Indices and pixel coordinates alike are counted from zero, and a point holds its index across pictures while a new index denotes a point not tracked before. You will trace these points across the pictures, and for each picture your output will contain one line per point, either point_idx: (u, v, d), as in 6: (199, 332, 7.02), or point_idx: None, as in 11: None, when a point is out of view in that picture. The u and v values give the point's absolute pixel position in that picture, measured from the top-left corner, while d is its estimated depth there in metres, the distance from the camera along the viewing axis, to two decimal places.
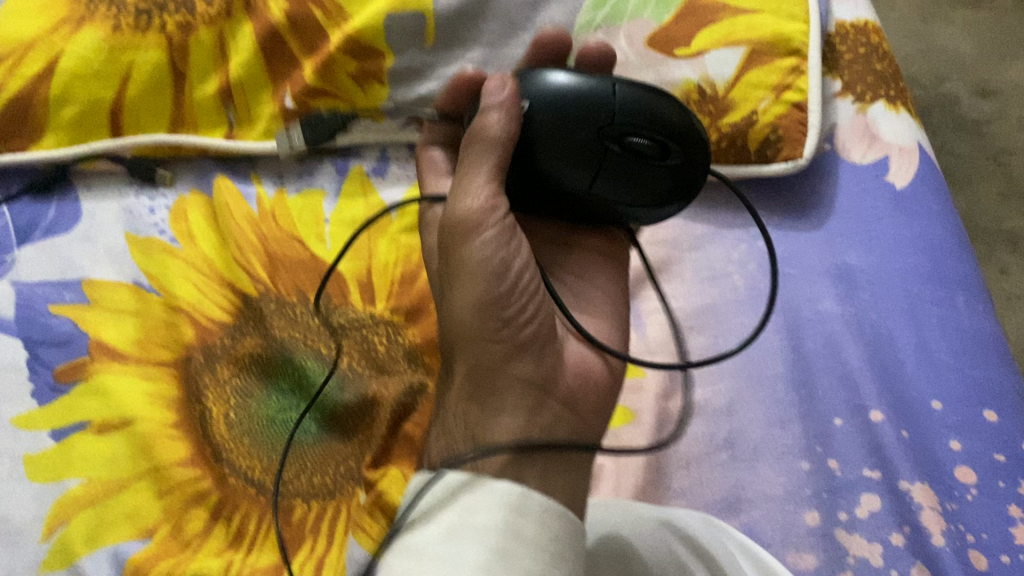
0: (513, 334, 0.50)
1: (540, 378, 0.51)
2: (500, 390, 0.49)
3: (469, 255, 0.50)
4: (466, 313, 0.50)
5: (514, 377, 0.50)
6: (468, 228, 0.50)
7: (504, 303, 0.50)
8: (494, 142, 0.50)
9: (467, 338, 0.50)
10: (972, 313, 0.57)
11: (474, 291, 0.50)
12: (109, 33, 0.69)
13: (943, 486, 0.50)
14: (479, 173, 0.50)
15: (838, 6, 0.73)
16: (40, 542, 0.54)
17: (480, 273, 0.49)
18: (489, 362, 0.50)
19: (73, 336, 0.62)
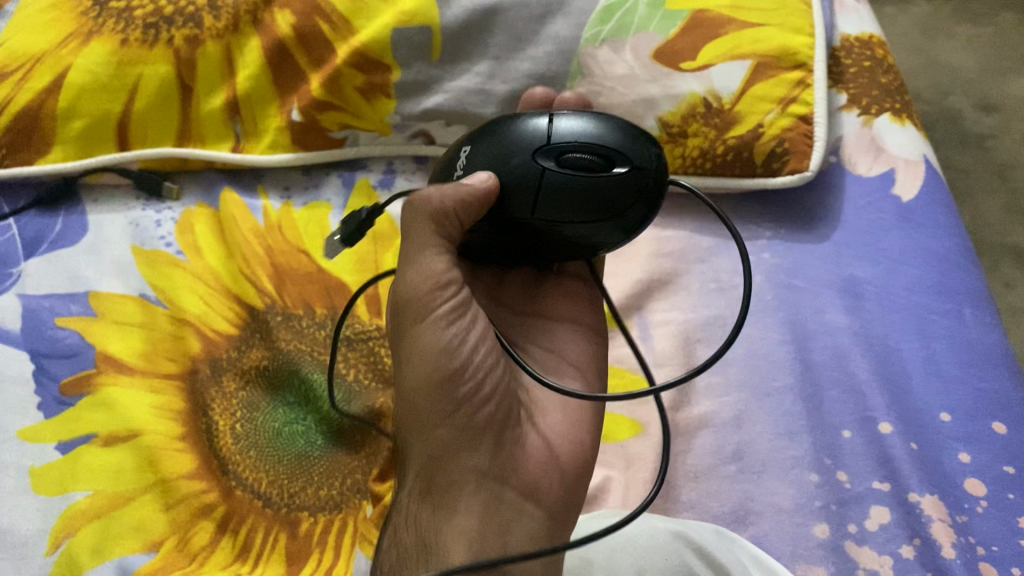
0: (466, 423, 0.48)
1: (494, 470, 0.49)
2: (453, 483, 0.47)
3: (423, 340, 0.47)
4: (416, 404, 0.48)
5: (467, 471, 0.48)
6: (423, 311, 0.47)
7: (458, 392, 0.47)
8: (438, 219, 0.47)
9: (421, 431, 0.48)
10: (981, 325, 0.56)
11: (428, 380, 0.47)
12: (117, 47, 0.69)
13: (953, 498, 0.50)
14: (424, 253, 0.48)
15: (842, 20, 0.73)
16: (45, 555, 0.53)
17: (434, 361, 0.47)
18: (444, 456, 0.47)
19: (79, 349, 0.62)
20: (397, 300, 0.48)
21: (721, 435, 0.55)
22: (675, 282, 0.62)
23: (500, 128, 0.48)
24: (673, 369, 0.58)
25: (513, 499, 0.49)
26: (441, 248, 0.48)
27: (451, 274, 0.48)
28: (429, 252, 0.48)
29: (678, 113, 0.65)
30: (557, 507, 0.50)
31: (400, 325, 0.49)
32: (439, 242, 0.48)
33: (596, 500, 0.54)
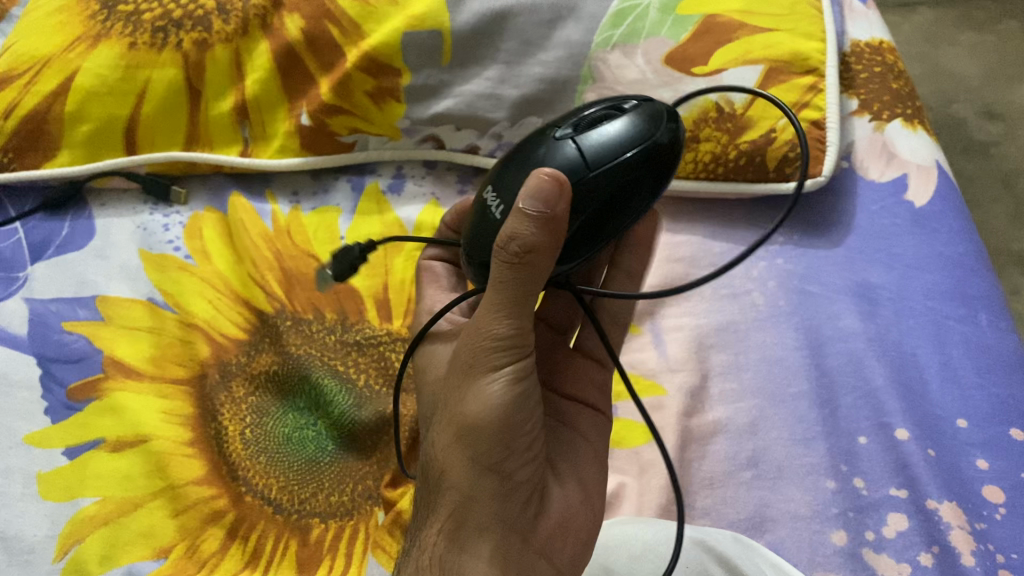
0: (508, 476, 0.45)
1: (525, 529, 0.45)
2: (480, 530, 0.44)
3: (482, 386, 0.44)
4: (461, 443, 0.44)
5: (498, 523, 0.45)
6: (490, 359, 0.43)
7: (509, 444, 0.44)
8: (519, 257, 0.40)
9: (463, 471, 0.45)
10: (996, 331, 0.56)
11: (478, 424, 0.44)
12: (125, 50, 0.69)
13: (971, 505, 0.49)
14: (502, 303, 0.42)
15: (853, 25, 0.73)
16: (53, 561, 0.53)
17: (490, 409, 0.43)
18: (480, 502, 0.44)
19: (87, 354, 0.61)
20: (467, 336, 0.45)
21: (735, 442, 0.54)
22: (687, 287, 0.62)
23: (505, 164, 0.48)
24: (687, 376, 0.57)
25: (537, 562, 0.45)
26: (511, 305, 0.42)
27: (524, 334, 0.43)
28: (513, 305, 0.42)
29: (690, 118, 0.65)
30: (570, 569, 0.47)
31: (461, 364, 0.45)
32: (524, 291, 0.41)
33: (611, 507, 0.53)
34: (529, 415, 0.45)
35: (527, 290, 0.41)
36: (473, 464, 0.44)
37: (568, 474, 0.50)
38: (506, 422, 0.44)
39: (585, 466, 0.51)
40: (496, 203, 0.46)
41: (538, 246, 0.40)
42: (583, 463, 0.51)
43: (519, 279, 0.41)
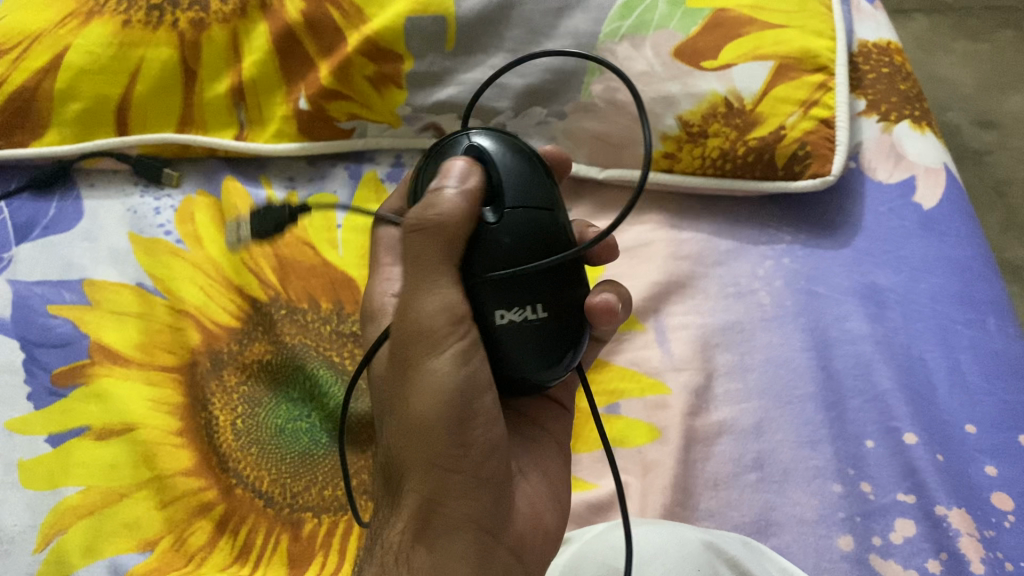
0: (472, 469, 0.43)
1: (490, 523, 0.44)
2: (444, 528, 0.43)
3: (428, 375, 0.41)
4: (413, 441, 0.43)
5: (462, 519, 0.43)
6: (437, 341, 0.41)
7: (466, 434, 0.42)
8: (431, 229, 0.40)
9: (415, 469, 0.43)
10: (1005, 336, 0.55)
11: (431, 416, 0.42)
12: (118, 28, 0.67)
13: (980, 512, 0.48)
14: (431, 279, 0.41)
15: (860, 24, 0.72)
16: (33, 552, 0.51)
17: (440, 401, 0.41)
18: (440, 497, 0.43)
19: (73, 339, 0.59)
20: (402, 321, 0.42)
21: (741, 443, 0.53)
22: (692, 285, 0.61)
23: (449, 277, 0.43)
24: (692, 374, 0.56)
25: (502, 555, 0.45)
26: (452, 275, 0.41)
27: (457, 309, 0.41)
28: (437, 277, 0.41)
29: (698, 112, 0.64)
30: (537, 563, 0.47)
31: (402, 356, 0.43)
32: (440, 262, 0.41)
33: (613, 506, 0.52)
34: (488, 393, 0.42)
35: (439, 258, 0.41)
36: (426, 461, 0.43)
37: (531, 469, 0.50)
38: (461, 407, 0.42)
39: (548, 466, 0.50)
40: (518, 311, 0.41)
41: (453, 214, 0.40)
42: (542, 457, 0.50)
43: (432, 250, 0.41)
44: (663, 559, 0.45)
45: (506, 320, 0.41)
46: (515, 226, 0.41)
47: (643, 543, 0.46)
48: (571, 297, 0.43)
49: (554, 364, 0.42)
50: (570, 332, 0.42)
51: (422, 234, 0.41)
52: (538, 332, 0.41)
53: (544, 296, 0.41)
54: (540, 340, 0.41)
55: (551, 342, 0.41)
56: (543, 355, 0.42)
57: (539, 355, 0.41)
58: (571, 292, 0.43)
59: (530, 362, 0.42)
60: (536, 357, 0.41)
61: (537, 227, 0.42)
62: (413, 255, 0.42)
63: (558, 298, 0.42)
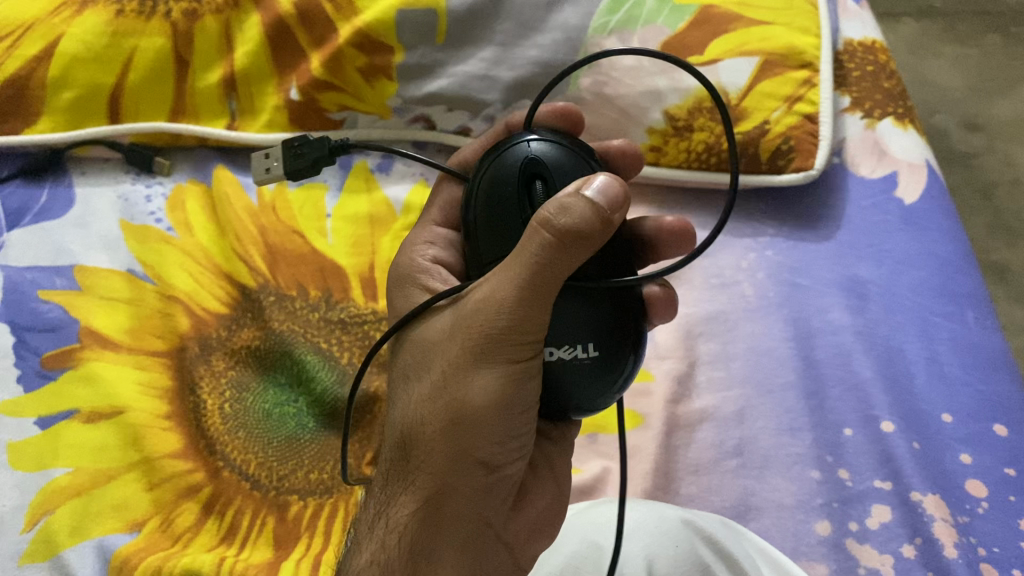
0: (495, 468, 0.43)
1: (498, 521, 0.45)
2: (457, 520, 0.43)
3: (485, 364, 0.41)
4: (455, 430, 0.42)
5: (476, 514, 0.44)
6: (508, 337, 0.40)
7: (505, 435, 0.43)
8: (567, 242, 0.38)
9: (447, 457, 0.43)
10: (982, 328, 0.56)
11: (476, 408, 0.42)
12: (112, 17, 0.68)
13: (954, 498, 0.49)
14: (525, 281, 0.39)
15: (847, 23, 0.73)
16: (21, 532, 0.51)
17: (493, 400, 0.41)
18: (459, 489, 0.43)
19: (63, 323, 0.60)
20: (483, 305, 0.41)
21: (722, 430, 0.54)
22: (678, 276, 0.62)
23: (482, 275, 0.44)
24: (674, 363, 0.57)
25: (503, 555, 0.45)
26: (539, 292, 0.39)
27: (540, 326, 0.40)
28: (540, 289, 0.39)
29: (685, 107, 0.65)
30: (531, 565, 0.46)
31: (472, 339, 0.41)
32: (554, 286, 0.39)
33: (595, 491, 0.53)
34: (533, 399, 0.42)
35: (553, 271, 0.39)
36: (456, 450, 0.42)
37: (545, 465, 0.49)
38: (510, 406, 0.42)
39: (560, 464, 0.49)
40: (569, 350, 0.42)
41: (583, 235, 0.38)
42: (558, 452, 0.49)
43: (548, 265, 0.38)
44: (642, 534, 0.46)
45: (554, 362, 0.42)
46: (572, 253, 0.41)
47: (623, 520, 0.48)
48: (629, 323, 0.42)
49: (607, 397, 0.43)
50: (627, 358, 0.43)
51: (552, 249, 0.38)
52: (590, 369, 0.42)
53: (595, 333, 0.42)
54: (589, 375, 0.42)
55: (601, 375, 0.42)
56: (594, 386, 0.42)
57: (590, 386, 0.42)
58: (629, 309, 0.43)
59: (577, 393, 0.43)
60: (588, 391, 0.43)
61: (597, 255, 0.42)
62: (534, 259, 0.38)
63: (613, 329, 0.42)
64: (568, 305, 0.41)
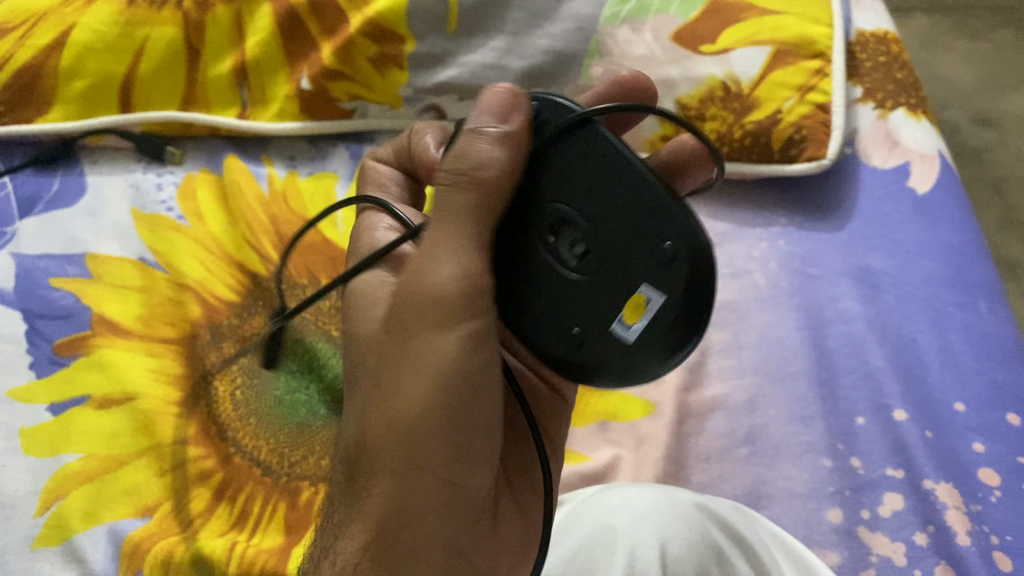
0: (455, 481, 0.38)
1: (468, 546, 0.39)
2: (415, 548, 0.38)
3: (423, 346, 0.38)
4: (398, 441, 0.38)
5: (433, 542, 0.38)
6: (450, 312, 0.37)
7: (473, 450, 0.38)
8: (478, 181, 0.37)
9: (394, 474, 0.38)
10: (994, 318, 0.56)
11: (418, 413, 0.38)
12: (124, 8, 0.68)
13: (968, 487, 0.49)
14: (462, 242, 0.38)
15: (859, 15, 0.73)
16: (34, 516, 0.52)
17: (437, 394, 0.37)
18: (410, 525, 0.38)
19: (75, 310, 0.60)
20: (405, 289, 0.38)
21: (733, 418, 0.54)
22: None
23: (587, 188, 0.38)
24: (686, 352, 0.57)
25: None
26: (469, 242, 0.38)
27: (454, 277, 0.37)
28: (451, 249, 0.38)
29: (697, 96, 0.64)
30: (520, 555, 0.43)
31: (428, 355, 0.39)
32: (483, 209, 0.38)
33: (607, 478, 0.53)
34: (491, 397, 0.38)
35: (479, 233, 0.38)
36: (405, 463, 0.38)
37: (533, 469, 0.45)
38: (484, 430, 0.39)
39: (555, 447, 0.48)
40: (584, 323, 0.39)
41: (493, 174, 0.37)
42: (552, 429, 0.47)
43: (467, 202, 0.38)
44: (655, 517, 0.43)
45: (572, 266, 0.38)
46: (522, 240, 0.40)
47: (637, 502, 0.44)
48: (665, 205, 0.37)
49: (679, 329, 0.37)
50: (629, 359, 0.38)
51: (458, 196, 0.38)
52: (654, 254, 0.37)
53: (636, 230, 0.37)
54: (622, 259, 0.37)
55: (613, 270, 0.37)
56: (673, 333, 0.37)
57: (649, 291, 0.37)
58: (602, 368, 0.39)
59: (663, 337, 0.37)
60: (609, 298, 0.38)
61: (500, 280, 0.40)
62: (442, 211, 0.38)
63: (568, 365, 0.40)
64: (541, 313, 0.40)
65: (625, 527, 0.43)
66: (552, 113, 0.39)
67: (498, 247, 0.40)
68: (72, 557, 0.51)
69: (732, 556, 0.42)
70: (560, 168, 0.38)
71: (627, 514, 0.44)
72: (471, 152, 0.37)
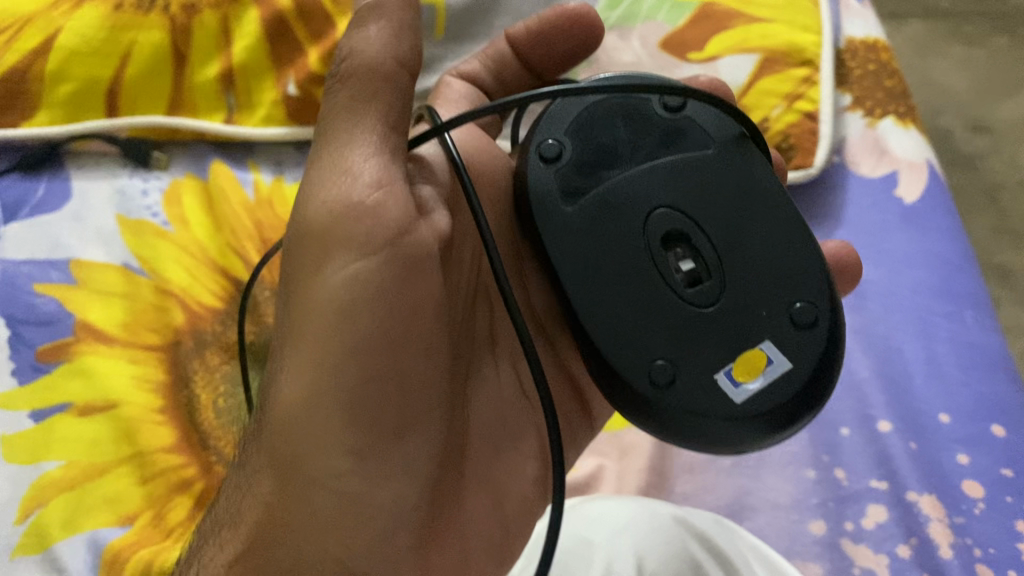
0: (365, 471, 0.41)
1: (366, 559, 0.42)
2: (302, 551, 0.42)
3: (330, 275, 0.41)
4: (313, 415, 0.41)
5: (327, 551, 0.42)
6: (354, 234, 0.41)
7: (375, 452, 0.42)
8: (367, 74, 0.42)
9: (284, 465, 0.41)
10: (981, 329, 0.55)
11: (319, 394, 0.41)
12: (111, 12, 0.69)
13: (950, 499, 0.49)
14: (373, 148, 0.42)
15: (849, 22, 0.73)
16: (14, 524, 0.52)
17: (344, 391, 0.41)
18: (295, 520, 0.42)
19: (57, 316, 0.60)
20: (325, 220, 0.41)
21: None
22: None
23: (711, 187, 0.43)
24: None
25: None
26: (384, 147, 0.42)
27: (380, 214, 0.41)
28: (361, 128, 0.42)
29: None
30: (473, 554, 0.46)
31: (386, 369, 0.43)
32: (380, 97, 0.42)
33: (589, 489, 0.52)
34: (407, 356, 0.42)
35: (364, 125, 0.42)
36: (309, 445, 0.41)
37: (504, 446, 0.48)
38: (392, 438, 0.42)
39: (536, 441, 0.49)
40: (697, 300, 0.41)
41: (376, 65, 0.42)
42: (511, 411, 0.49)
43: (373, 90, 0.42)
44: (627, 534, 0.43)
45: (683, 271, 0.42)
46: (649, 216, 0.42)
47: (613, 515, 0.44)
48: (811, 266, 0.41)
49: (818, 357, 0.40)
50: (738, 345, 0.40)
51: (347, 82, 0.43)
52: (785, 279, 0.41)
53: (747, 216, 0.42)
54: (763, 278, 0.41)
55: (740, 310, 0.40)
56: (815, 388, 0.40)
57: (775, 353, 0.40)
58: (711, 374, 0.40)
59: (806, 369, 0.40)
60: (742, 340, 0.40)
61: (617, 259, 0.41)
62: (348, 101, 0.42)
63: (686, 345, 0.40)
64: (647, 298, 0.41)
65: (603, 540, 0.43)
66: (697, 139, 0.45)
67: (622, 253, 0.41)
68: (51, 567, 0.51)
69: (707, 567, 0.42)
70: (681, 189, 0.43)
71: (605, 528, 0.44)
72: (348, 47, 0.43)
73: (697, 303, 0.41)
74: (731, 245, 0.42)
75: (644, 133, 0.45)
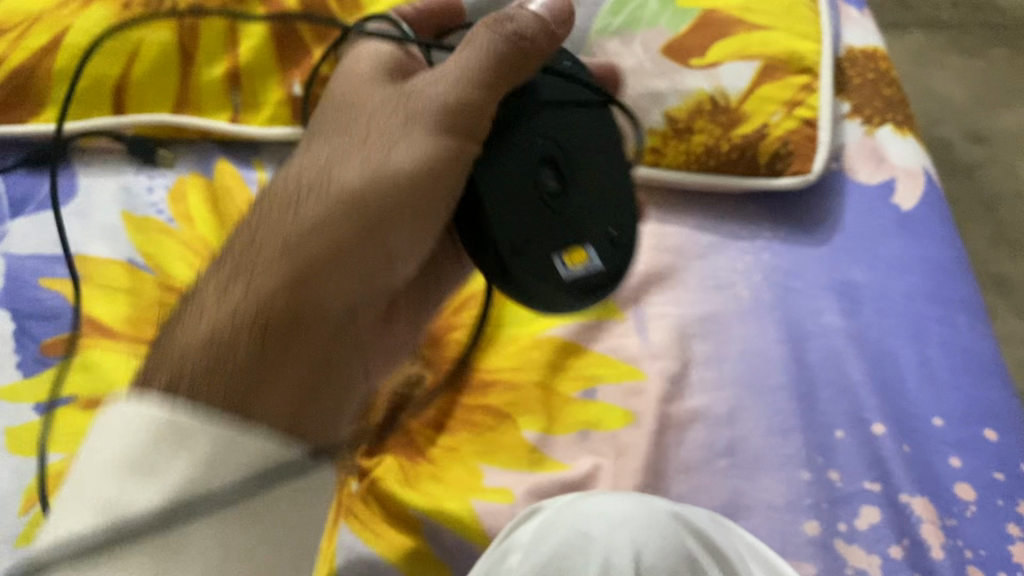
0: (352, 310, 0.47)
1: (337, 362, 0.46)
2: (318, 306, 0.44)
3: (412, 141, 0.48)
4: (344, 220, 0.46)
5: (315, 354, 0.44)
6: (439, 122, 0.48)
7: (375, 251, 0.47)
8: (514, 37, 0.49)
9: (301, 275, 0.44)
10: (973, 334, 0.57)
11: (360, 189, 0.46)
12: (119, 12, 0.70)
13: (943, 501, 0.51)
14: (472, 75, 0.48)
15: (849, 31, 0.74)
16: (18, 514, 0.53)
17: (367, 182, 0.47)
18: (317, 277, 0.44)
19: (63, 310, 0.61)
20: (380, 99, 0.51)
21: (713, 429, 0.54)
22: (672, 277, 0.61)
23: (603, 156, 0.51)
24: (668, 362, 0.57)
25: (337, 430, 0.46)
26: (482, 72, 0.48)
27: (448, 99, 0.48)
28: (472, 45, 0.49)
29: (685, 108, 0.64)
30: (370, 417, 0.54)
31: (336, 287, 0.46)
32: (489, 35, 0.49)
33: (586, 487, 0.52)
34: (417, 230, 0.48)
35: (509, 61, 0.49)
36: (330, 250, 0.45)
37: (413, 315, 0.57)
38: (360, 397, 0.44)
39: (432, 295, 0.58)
40: (550, 185, 0.48)
41: (538, 23, 0.51)
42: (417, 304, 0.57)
43: (509, 51, 0.49)
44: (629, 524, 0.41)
45: (552, 187, 0.48)
46: (546, 140, 0.49)
47: (614, 509, 0.42)
48: (630, 209, 0.51)
49: (614, 273, 0.49)
50: (559, 241, 0.47)
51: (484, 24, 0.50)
52: (617, 215, 0.50)
53: (606, 166, 0.51)
54: (605, 203, 0.50)
55: (581, 222, 0.48)
56: (584, 296, 0.47)
57: (595, 254, 0.48)
58: (549, 262, 0.46)
59: (574, 300, 0.47)
60: (559, 239, 0.47)
61: (512, 178, 0.47)
62: (470, 42, 0.50)
63: (547, 233, 0.47)
64: (520, 211, 0.47)
65: (601, 535, 0.41)
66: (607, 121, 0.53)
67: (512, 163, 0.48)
68: None
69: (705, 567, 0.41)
70: (572, 131, 0.51)
71: (603, 522, 0.41)
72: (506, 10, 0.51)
73: (583, 242, 0.48)
74: (607, 190, 0.50)
75: (554, 83, 0.52)
